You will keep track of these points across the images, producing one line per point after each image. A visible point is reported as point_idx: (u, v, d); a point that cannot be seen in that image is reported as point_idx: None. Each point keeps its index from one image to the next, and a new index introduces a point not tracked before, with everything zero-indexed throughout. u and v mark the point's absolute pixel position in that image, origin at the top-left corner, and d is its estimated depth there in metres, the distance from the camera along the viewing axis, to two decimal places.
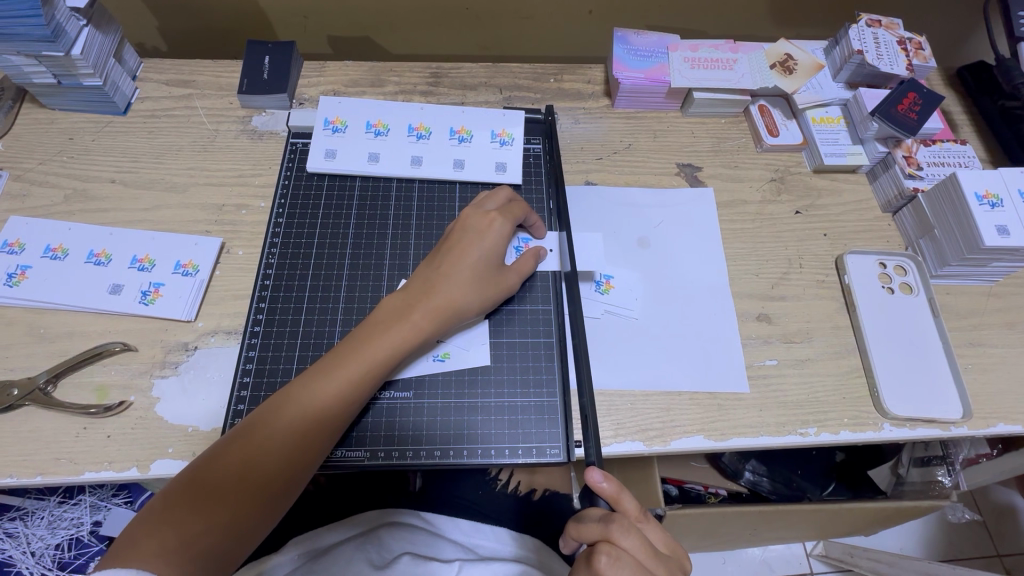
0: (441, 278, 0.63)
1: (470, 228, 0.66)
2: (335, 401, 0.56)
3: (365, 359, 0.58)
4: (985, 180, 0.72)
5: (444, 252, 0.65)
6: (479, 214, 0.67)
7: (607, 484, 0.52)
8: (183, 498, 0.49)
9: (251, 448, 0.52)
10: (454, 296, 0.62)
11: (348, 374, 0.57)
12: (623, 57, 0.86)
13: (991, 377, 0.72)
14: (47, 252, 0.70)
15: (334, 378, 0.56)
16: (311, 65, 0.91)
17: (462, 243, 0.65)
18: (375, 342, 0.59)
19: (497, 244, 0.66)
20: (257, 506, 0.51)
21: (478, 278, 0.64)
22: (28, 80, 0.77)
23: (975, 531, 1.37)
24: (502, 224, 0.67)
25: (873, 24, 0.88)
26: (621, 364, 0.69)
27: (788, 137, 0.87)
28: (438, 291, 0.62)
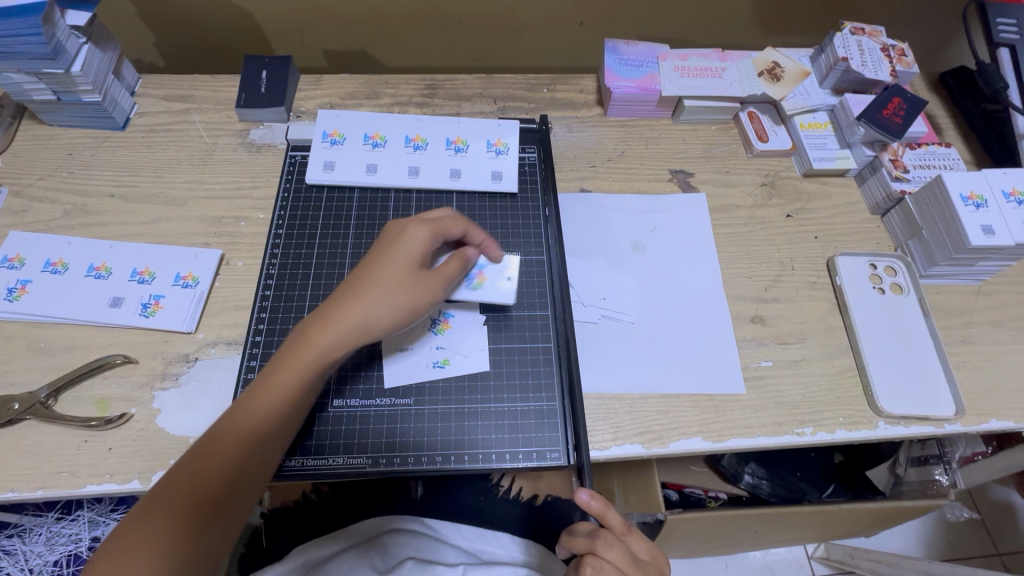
0: (361, 287, 0.58)
1: (389, 239, 0.61)
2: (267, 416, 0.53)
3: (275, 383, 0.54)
4: (970, 181, 0.74)
5: (368, 260, 0.60)
6: (401, 222, 0.63)
7: (593, 502, 0.54)
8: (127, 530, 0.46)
9: (194, 470, 0.49)
10: (377, 307, 0.57)
11: (278, 387, 0.54)
12: (615, 67, 0.88)
13: (982, 374, 0.73)
14: (46, 266, 0.71)
15: (268, 391, 0.53)
16: (308, 79, 0.92)
17: (379, 253, 0.60)
18: (300, 355, 0.55)
19: (414, 248, 0.60)
20: (208, 528, 0.48)
21: (395, 286, 0.58)
22: (28, 97, 0.78)
23: (974, 530, 1.38)
24: (419, 228, 0.61)
25: (857, 32, 0.90)
26: (618, 368, 0.70)
27: (777, 143, 0.89)
28: (352, 305, 0.57)
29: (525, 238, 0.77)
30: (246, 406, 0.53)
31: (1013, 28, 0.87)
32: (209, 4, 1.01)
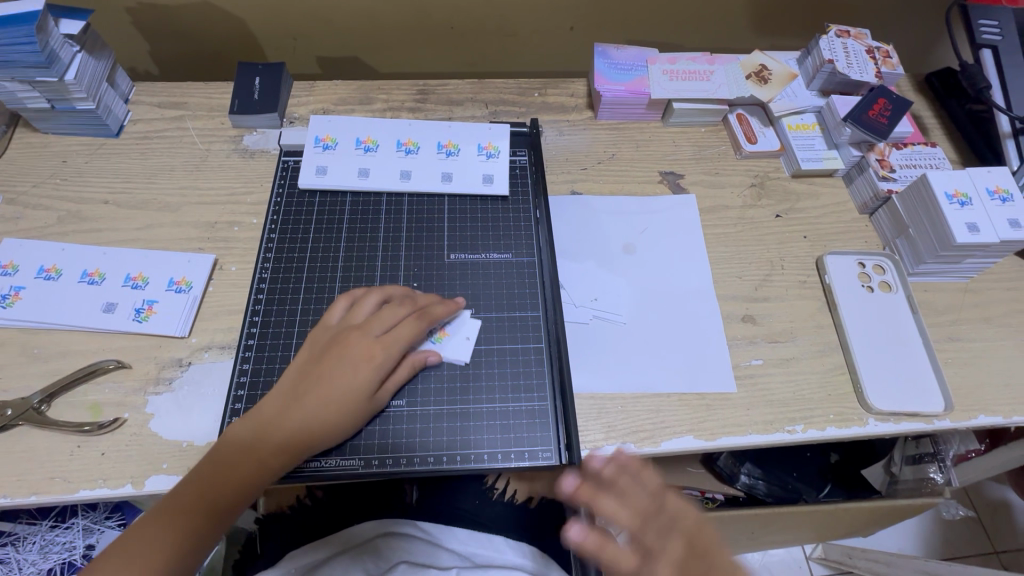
0: (321, 386, 0.60)
1: (347, 358, 0.62)
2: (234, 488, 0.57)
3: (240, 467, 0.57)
4: (955, 180, 0.75)
5: (339, 351, 0.62)
6: (359, 342, 0.62)
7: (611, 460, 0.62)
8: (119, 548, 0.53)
9: (179, 512, 0.56)
10: (326, 417, 0.60)
11: (247, 466, 0.58)
12: (604, 71, 0.89)
13: (971, 370, 0.74)
14: (40, 273, 0.71)
15: (240, 464, 0.57)
16: (301, 85, 0.93)
17: (330, 375, 0.61)
18: (264, 441, 0.58)
19: (365, 379, 0.61)
20: (187, 554, 0.55)
21: (339, 416, 0.60)
22: (22, 105, 0.78)
23: (970, 528, 1.38)
24: (371, 362, 0.62)
25: (843, 34, 0.92)
26: (607, 369, 0.70)
27: (766, 144, 0.90)
28: (305, 415, 0.59)
29: (514, 239, 0.78)
30: (228, 464, 0.57)
31: (995, 29, 0.88)
32: (203, 13, 1.01)
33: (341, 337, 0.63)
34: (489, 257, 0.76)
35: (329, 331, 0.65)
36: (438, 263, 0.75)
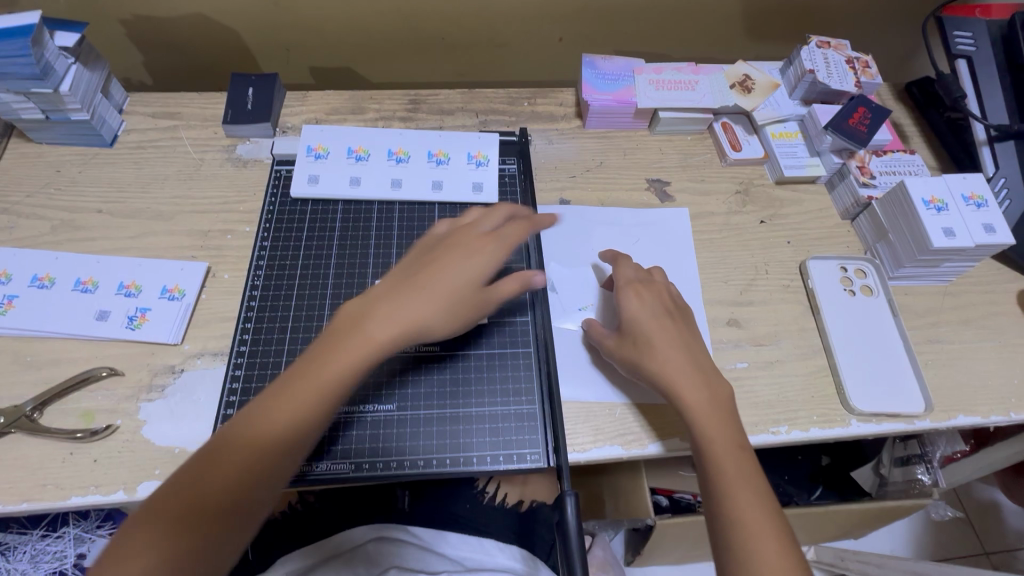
0: (429, 273, 0.62)
1: (462, 245, 0.65)
2: (338, 372, 0.55)
3: (293, 406, 0.53)
4: (932, 186, 0.77)
5: (445, 248, 0.65)
6: (471, 234, 0.67)
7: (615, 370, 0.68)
8: (175, 481, 0.49)
9: (191, 493, 0.48)
10: (434, 299, 0.61)
11: (353, 347, 0.56)
12: (592, 81, 0.91)
13: (950, 371, 0.76)
14: (34, 281, 0.72)
15: (338, 355, 0.56)
16: (294, 95, 0.94)
17: (444, 257, 0.64)
18: (373, 323, 0.58)
19: (486, 264, 0.64)
20: (202, 541, 0.47)
21: (454, 296, 0.62)
22: (16, 116, 0.79)
23: (960, 529, 1.40)
24: (493, 246, 0.66)
25: (823, 45, 0.94)
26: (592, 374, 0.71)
27: (750, 152, 0.92)
28: (419, 296, 0.60)
29: (503, 246, 0.79)
30: (265, 420, 0.52)
31: (969, 40, 0.91)
32: (197, 25, 1.03)
33: (453, 234, 0.67)
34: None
35: (437, 236, 0.68)
36: None
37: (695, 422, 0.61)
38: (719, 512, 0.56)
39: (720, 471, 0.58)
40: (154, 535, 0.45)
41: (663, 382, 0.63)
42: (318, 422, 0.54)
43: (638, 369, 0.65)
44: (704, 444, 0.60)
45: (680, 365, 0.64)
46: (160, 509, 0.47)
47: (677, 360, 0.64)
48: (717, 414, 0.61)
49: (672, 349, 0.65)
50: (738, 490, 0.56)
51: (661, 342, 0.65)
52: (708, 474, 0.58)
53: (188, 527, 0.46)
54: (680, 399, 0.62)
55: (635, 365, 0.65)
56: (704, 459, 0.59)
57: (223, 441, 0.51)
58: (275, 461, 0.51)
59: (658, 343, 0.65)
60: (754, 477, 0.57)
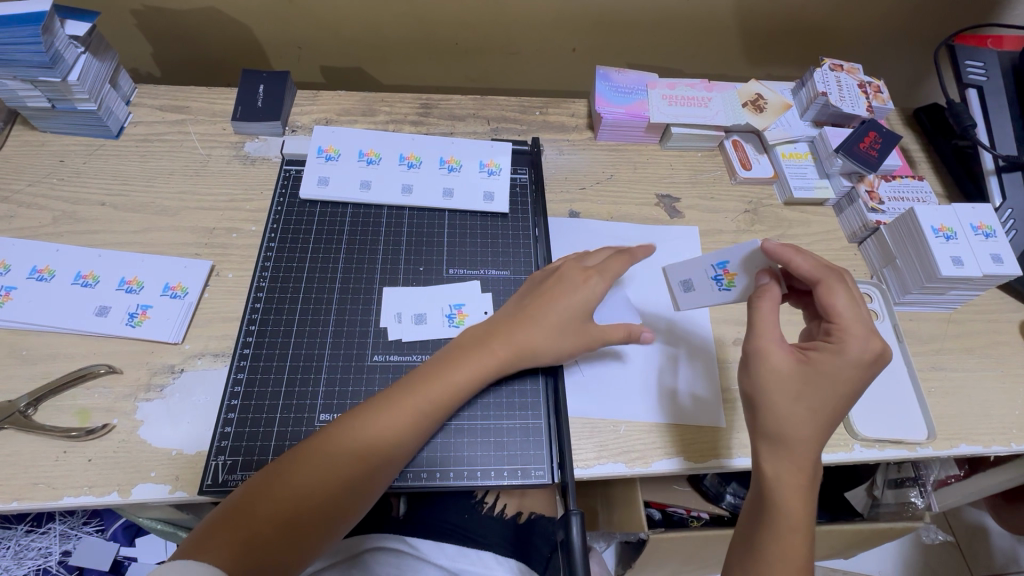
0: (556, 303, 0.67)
1: (567, 279, 0.69)
2: (443, 399, 0.61)
3: (396, 417, 0.58)
4: (940, 215, 0.77)
5: (556, 277, 0.69)
6: (576, 266, 0.70)
7: (754, 377, 0.57)
8: (281, 481, 0.53)
9: (286, 494, 0.53)
10: (546, 332, 0.66)
11: (462, 371, 0.63)
12: (606, 93, 0.91)
13: (952, 400, 0.76)
14: (33, 273, 0.70)
15: (444, 380, 0.62)
16: (304, 94, 0.93)
17: (555, 289, 0.68)
18: (482, 351, 0.64)
19: (590, 299, 0.68)
20: (280, 543, 0.51)
21: (562, 328, 0.66)
22: (22, 104, 0.78)
23: (948, 551, 1.40)
24: (597, 282, 0.68)
25: (836, 68, 0.94)
26: (635, 414, 0.70)
27: (760, 171, 0.92)
28: (528, 327, 0.66)
29: (510, 262, 0.78)
30: (353, 435, 0.57)
31: (981, 69, 0.92)
32: (208, 18, 1.02)
33: (557, 267, 0.71)
34: (487, 272, 0.77)
35: (543, 270, 0.73)
36: (436, 277, 0.76)
37: (785, 488, 0.53)
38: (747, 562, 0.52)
39: (776, 530, 0.52)
40: (255, 532, 0.50)
41: (778, 427, 0.55)
42: (410, 444, 0.59)
43: (765, 397, 0.56)
44: (773, 500, 0.53)
45: (814, 427, 0.54)
46: (261, 508, 0.52)
47: (811, 417, 0.54)
48: (807, 486, 0.54)
49: (806, 405, 0.54)
50: (782, 555, 0.51)
51: (802, 391, 0.55)
52: (759, 528, 0.53)
53: (279, 535, 0.51)
54: (786, 451, 0.54)
55: (762, 396, 0.56)
56: (765, 511, 0.53)
57: (323, 449, 0.56)
58: (372, 477, 0.57)
59: (815, 396, 0.54)
60: (801, 557, 0.51)
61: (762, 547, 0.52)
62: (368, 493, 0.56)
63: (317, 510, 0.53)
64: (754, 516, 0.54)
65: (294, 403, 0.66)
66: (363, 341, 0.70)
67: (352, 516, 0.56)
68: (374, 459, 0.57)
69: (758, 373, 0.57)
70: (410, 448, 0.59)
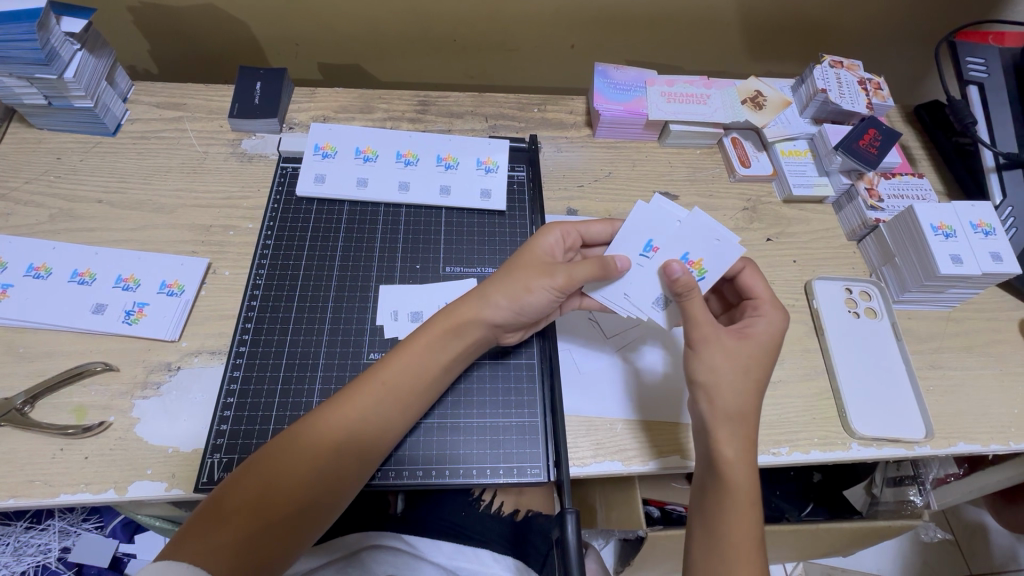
0: (510, 264, 0.66)
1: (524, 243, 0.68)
2: (407, 378, 0.60)
3: (361, 399, 0.57)
4: (939, 212, 0.77)
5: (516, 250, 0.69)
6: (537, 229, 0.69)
7: (707, 366, 0.58)
8: (249, 478, 0.52)
9: (257, 491, 0.51)
10: (512, 288, 0.63)
11: (423, 349, 0.61)
12: (604, 90, 0.91)
13: (951, 398, 0.76)
14: (29, 271, 0.70)
15: (406, 357, 0.60)
16: (301, 91, 0.93)
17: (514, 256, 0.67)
18: (439, 323, 0.63)
19: (547, 250, 0.66)
20: (257, 541, 0.49)
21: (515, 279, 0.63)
22: (18, 101, 0.78)
23: (947, 550, 1.40)
24: (557, 233, 0.66)
25: (836, 65, 0.94)
26: (602, 386, 0.71)
27: (758, 168, 0.92)
28: (481, 295, 0.64)
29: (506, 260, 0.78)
30: (319, 424, 0.55)
31: (981, 66, 0.91)
32: (205, 15, 1.02)
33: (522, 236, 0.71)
34: (484, 269, 0.77)
35: None
36: (433, 274, 0.76)
37: (734, 464, 0.55)
38: (711, 544, 0.54)
39: (733, 508, 0.54)
40: (229, 535, 0.48)
41: (723, 406, 0.57)
42: (379, 424, 0.58)
43: (715, 382, 0.58)
44: (723, 474, 0.55)
45: (750, 398, 0.58)
46: (229, 508, 0.50)
47: (752, 391, 0.58)
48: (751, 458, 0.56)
49: (743, 374, 0.58)
50: (739, 533, 0.53)
51: (742, 363, 0.59)
52: (716, 505, 0.55)
53: (255, 533, 0.49)
54: (738, 428, 0.57)
55: (715, 382, 0.58)
56: (719, 487, 0.55)
57: (290, 440, 0.54)
58: (343, 464, 0.55)
59: (750, 370, 0.59)
60: (755, 526, 0.54)
61: (716, 527, 0.54)
62: (340, 480, 0.55)
63: (289, 504, 0.52)
64: (707, 495, 0.56)
65: (290, 401, 0.66)
66: (359, 339, 0.70)
67: (330, 506, 0.54)
68: (340, 445, 0.55)
69: (710, 361, 0.58)
70: (380, 429, 0.58)
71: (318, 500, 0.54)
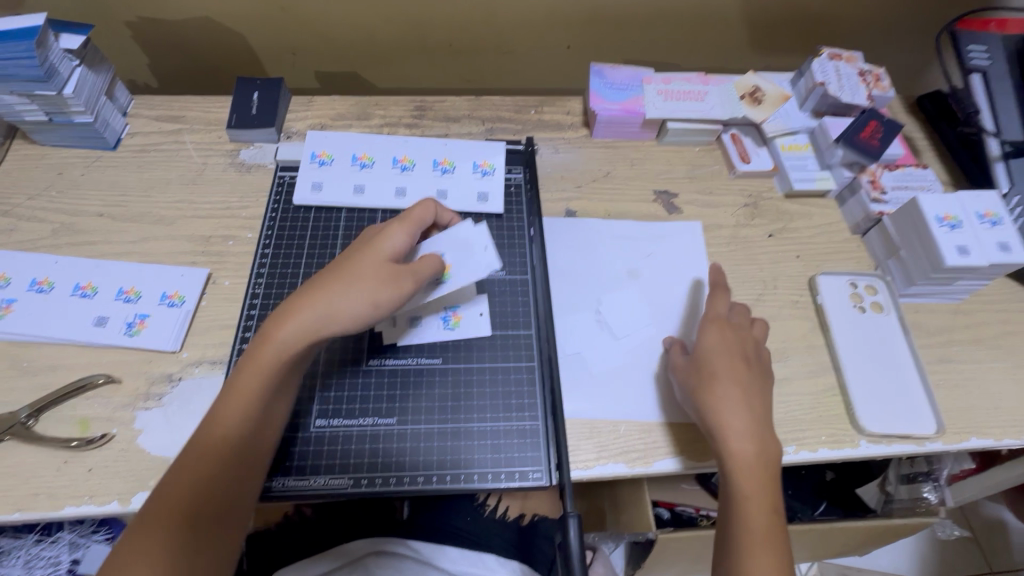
0: (345, 269, 0.61)
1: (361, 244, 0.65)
2: (247, 390, 0.57)
3: (235, 413, 0.56)
4: (945, 203, 0.76)
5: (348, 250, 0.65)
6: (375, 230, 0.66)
7: (699, 389, 0.64)
8: (160, 505, 0.52)
9: (168, 513, 0.52)
10: (325, 297, 0.59)
11: (268, 359, 0.58)
12: (600, 90, 0.90)
13: (962, 393, 0.74)
14: (33, 285, 0.71)
15: (258, 368, 0.57)
16: (299, 100, 0.93)
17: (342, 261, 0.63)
18: (273, 336, 0.58)
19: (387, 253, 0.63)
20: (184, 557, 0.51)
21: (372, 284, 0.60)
22: (20, 118, 0.79)
23: (966, 548, 1.37)
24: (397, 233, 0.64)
25: (834, 57, 0.93)
26: (623, 388, 0.70)
27: (759, 164, 0.91)
28: (316, 304, 0.59)
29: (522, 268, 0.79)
30: (212, 441, 0.55)
31: (984, 54, 0.90)
32: (203, 28, 1.03)
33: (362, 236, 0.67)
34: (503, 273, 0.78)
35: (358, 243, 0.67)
36: None
37: (735, 466, 0.59)
38: (733, 547, 0.56)
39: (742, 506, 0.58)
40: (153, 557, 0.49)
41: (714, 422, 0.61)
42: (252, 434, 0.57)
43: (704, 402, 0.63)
44: (735, 478, 0.59)
45: (743, 409, 0.62)
46: (148, 532, 0.51)
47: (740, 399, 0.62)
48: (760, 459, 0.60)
49: (741, 392, 0.63)
50: (756, 525, 0.56)
51: (728, 377, 0.63)
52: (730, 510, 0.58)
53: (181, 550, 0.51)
54: (731, 434, 0.61)
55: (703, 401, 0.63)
56: (730, 494, 0.59)
57: (183, 467, 0.54)
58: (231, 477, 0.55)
59: (730, 380, 0.63)
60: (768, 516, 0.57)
61: (735, 532, 0.57)
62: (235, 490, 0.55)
63: (200, 518, 0.53)
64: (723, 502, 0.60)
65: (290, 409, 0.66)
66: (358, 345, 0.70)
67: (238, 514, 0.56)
68: (229, 457, 0.55)
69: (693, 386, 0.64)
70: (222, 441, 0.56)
71: (218, 511, 0.54)
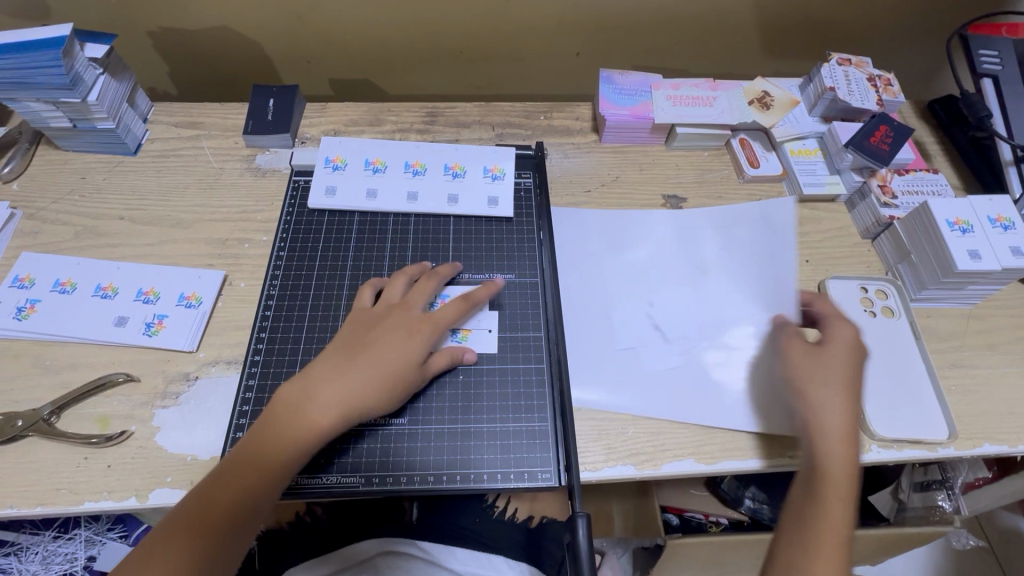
0: (380, 355, 0.62)
1: (398, 326, 0.65)
2: (274, 464, 0.56)
3: (262, 475, 0.55)
4: (955, 207, 0.76)
5: (381, 325, 0.65)
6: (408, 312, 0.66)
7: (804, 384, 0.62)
8: (182, 525, 0.52)
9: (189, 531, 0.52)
10: (361, 393, 0.60)
11: (301, 435, 0.57)
12: (609, 96, 0.91)
13: (974, 398, 0.73)
14: (56, 286, 0.73)
15: (295, 439, 0.57)
16: (313, 107, 0.95)
17: (382, 342, 0.63)
18: (312, 414, 0.58)
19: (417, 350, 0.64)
20: None
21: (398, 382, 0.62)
22: (45, 124, 0.81)
23: (981, 558, 1.35)
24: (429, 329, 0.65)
25: (844, 62, 0.93)
26: (638, 393, 0.71)
27: (768, 168, 0.91)
28: (355, 390, 0.60)
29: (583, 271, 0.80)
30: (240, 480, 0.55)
31: (995, 59, 0.90)
32: (221, 37, 1.05)
33: (390, 310, 0.67)
34: (575, 272, 0.79)
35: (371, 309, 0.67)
36: None
37: (827, 460, 0.57)
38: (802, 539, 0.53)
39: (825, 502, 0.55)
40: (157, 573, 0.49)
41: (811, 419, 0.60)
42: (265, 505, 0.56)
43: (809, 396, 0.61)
44: (825, 474, 0.56)
45: (842, 409, 0.60)
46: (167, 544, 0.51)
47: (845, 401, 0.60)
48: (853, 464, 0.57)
49: (849, 394, 0.61)
50: (831, 523, 0.53)
51: (837, 377, 0.61)
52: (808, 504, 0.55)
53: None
54: (829, 433, 0.58)
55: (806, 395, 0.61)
56: (815, 489, 0.56)
57: (204, 506, 0.53)
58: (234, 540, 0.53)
59: (830, 378, 0.61)
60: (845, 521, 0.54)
61: (809, 527, 0.54)
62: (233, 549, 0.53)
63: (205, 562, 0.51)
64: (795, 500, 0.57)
65: None
66: None
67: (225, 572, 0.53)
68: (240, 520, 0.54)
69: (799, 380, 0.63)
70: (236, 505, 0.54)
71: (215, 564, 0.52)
